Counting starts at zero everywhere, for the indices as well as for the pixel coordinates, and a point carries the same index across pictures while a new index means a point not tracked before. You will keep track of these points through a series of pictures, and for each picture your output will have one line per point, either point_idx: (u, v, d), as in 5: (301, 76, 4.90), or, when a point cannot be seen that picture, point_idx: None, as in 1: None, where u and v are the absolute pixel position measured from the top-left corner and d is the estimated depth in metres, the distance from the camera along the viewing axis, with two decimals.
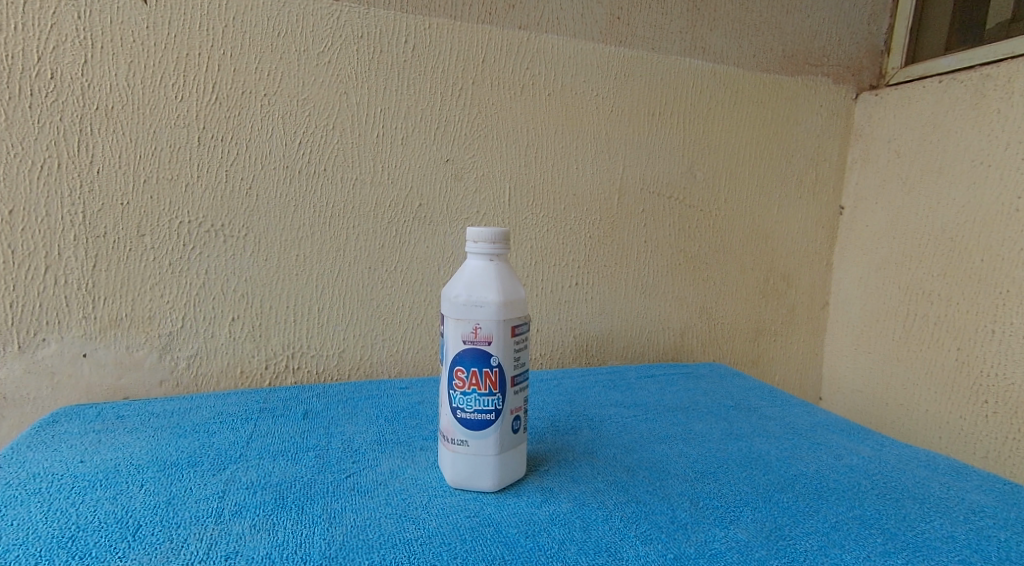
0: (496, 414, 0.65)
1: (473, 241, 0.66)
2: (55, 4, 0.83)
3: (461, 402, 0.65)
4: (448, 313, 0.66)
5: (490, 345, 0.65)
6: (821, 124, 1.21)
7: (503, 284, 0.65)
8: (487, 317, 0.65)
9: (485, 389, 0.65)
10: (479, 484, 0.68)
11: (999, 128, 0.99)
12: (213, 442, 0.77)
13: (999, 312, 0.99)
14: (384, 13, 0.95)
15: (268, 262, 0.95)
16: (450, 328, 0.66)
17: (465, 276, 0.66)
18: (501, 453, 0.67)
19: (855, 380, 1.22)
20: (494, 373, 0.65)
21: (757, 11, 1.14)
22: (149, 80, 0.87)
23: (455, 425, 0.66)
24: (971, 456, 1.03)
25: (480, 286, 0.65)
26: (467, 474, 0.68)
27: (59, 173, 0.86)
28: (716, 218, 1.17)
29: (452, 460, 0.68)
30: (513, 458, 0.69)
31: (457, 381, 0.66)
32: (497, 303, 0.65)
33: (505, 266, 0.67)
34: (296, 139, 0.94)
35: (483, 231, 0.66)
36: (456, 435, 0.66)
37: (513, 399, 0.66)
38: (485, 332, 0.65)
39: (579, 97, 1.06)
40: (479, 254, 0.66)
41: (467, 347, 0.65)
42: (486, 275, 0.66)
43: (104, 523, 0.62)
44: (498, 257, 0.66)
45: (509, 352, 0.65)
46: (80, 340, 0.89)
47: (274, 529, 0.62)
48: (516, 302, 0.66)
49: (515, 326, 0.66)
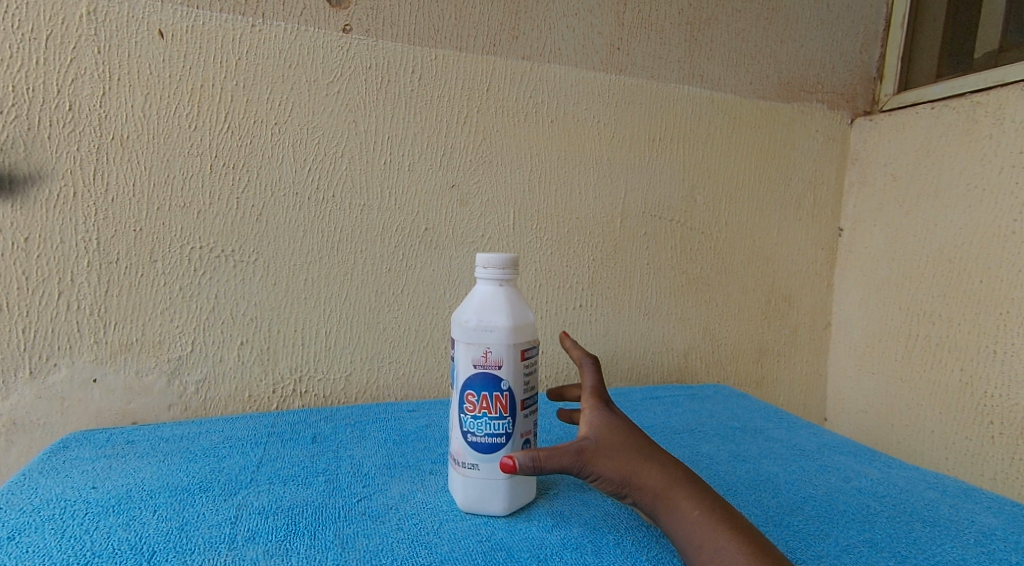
0: (506, 437, 0.66)
1: (482, 266, 0.67)
2: (74, 38, 0.85)
3: (472, 426, 0.66)
4: (458, 337, 0.67)
5: (500, 368, 0.66)
6: (818, 149, 1.24)
7: (512, 309, 0.66)
8: (497, 341, 0.65)
9: (495, 412, 0.66)
10: (490, 508, 0.69)
11: (992, 153, 1.01)
12: (223, 467, 0.78)
13: (1001, 333, 1.01)
14: (392, 45, 0.98)
15: (277, 286, 0.96)
16: (460, 352, 0.67)
17: (475, 301, 0.67)
18: (511, 477, 0.68)
19: (859, 402, 1.23)
20: (504, 396, 0.66)
21: (753, 41, 1.18)
22: (164, 110, 0.89)
23: (466, 448, 0.67)
24: (978, 477, 1.04)
25: (489, 311, 0.66)
26: (477, 499, 0.69)
27: (74, 202, 0.87)
28: (717, 241, 1.19)
29: (462, 484, 0.69)
30: (523, 482, 0.70)
31: (467, 405, 0.66)
32: (507, 328, 0.66)
33: (514, 290, 0.68)
34: (306, 166, 0.96)
35: (491, 257, 0.66)
36: (467, 458, 0.67)
37: (522, 422, 0.67)
38: (496, 356, 0.66)
39: (581, 124, 1.08)
40: (488, 278, 0.67)
41: (478, 371, 0.66)
42: (496, 299, 0.67)
43: (118, 551, 0.62)
44: (508, 281, 0.67)
45: (519, 375, 0.66)
46: (91, 365, 0.90)
47: (288, 555, 0.63)
48: (525, 326, 0.67)
49: (524, 350, 0.67)
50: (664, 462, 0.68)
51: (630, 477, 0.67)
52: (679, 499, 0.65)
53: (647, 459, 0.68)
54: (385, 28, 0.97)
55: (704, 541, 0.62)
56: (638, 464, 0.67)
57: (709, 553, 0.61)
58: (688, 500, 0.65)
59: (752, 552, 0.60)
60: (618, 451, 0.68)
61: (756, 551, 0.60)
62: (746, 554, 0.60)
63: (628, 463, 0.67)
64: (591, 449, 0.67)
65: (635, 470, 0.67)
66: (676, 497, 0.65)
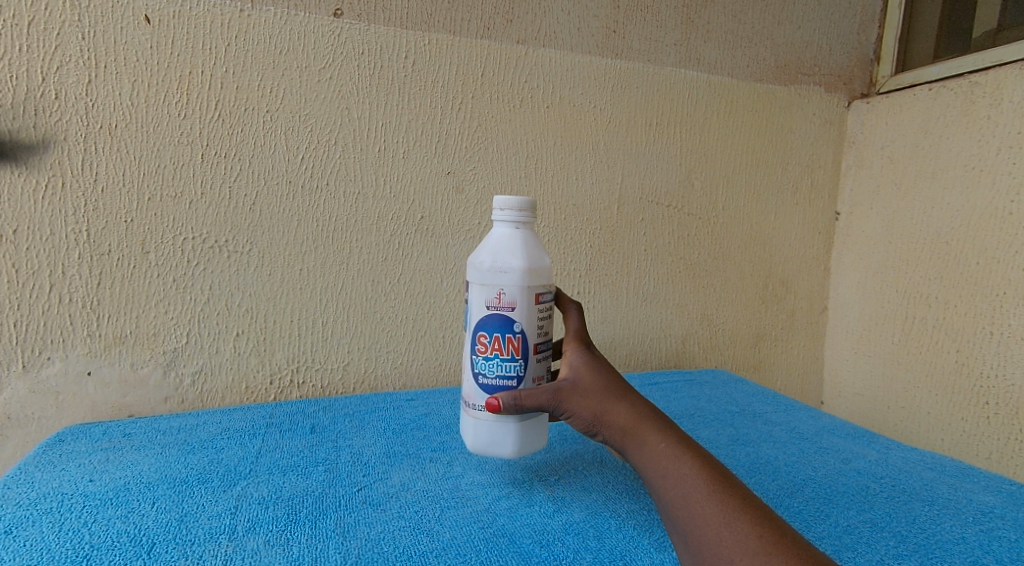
0: (518, 380, 0.66)
1: (500, 208, 0.66)
2: (60, 26, 0.84)
3: (484, 367, 0.66)
4: (473, 278, 0.66)
5: (514, 311, 0.65)
6: (815, 132, 1.23)
7: (527, 252, 0.65)
8: (511, 283, 0.65)
9: (507, 354, 0.65)
10: (499, 451, 0.66)
11: (990, 133, 1.01)
12: (222, 458, 0.77)
13: (997, 313, 1.01)
14: (384, 30, 0.96)
15: (272, 276, 0.95)
16: (474, 294, 0.66)
17: (491, 243, 0.66)
18: (523, 420, 0.67)
19: (856, 384, 1.23)
20: (517, 339, 0.65)
21: (749, 23, 1.16)
22: (152, 99, 0.88)
23: (476, 391, 0.67)
24: (973, 457, 1.04)
25: (504, 253, 0.65)
26: (488, 440, 0.66)
27: (63, 192, 0.86)
28: (715, 226, 1.18)
29: (473, 426, 0.67)
30: (534, 427, 0.68)
31: (480, 346, 0.66)
32: (521, 270, 0.65)
33: (531, 234, 0.67)
34: (299, 155, 0.94)
35: (509, 199, 0.66)
36: (477, 401, 0.67)
37: (535, 366, 0.67)
38: (509, 298, 0.65)
39: (578, 109, 1.07)
40: (505, 221, 0.66)
41: (491, 313, 0.65)
42: (512, 242, 0.66)
43: (117, 543, 0.61)
44: (525, 225, 0.66)
45: (532, 319, 0.66)
46: (85, 358, 0.89)
47: (289, 544, 0.62)
48: (541, 270, 0.66)
49: (539, 294, 0.66)
50: (635, 399, 0.67)
51: (601, 414, 0.66)
52: (647, 434, 0.64)
53: (620, 397, 0.67)
54: (377, 13, 0.96)
55: (670, 472, 0.61)
56: (610, 400, 0.66)
57: (675, 483, 0.61)
58: (658, 435, 0.64)
59: (715, 481, 0.60)
60: (592, 388, 0.67)
61: (720, 480, 0.60)
62: (709, 482, 0.60)
63: (600, 400, 0.66)
64: (567, 387, 0.66)
65: (606, 407, 0.66)
66: (645, 432, 0.65)
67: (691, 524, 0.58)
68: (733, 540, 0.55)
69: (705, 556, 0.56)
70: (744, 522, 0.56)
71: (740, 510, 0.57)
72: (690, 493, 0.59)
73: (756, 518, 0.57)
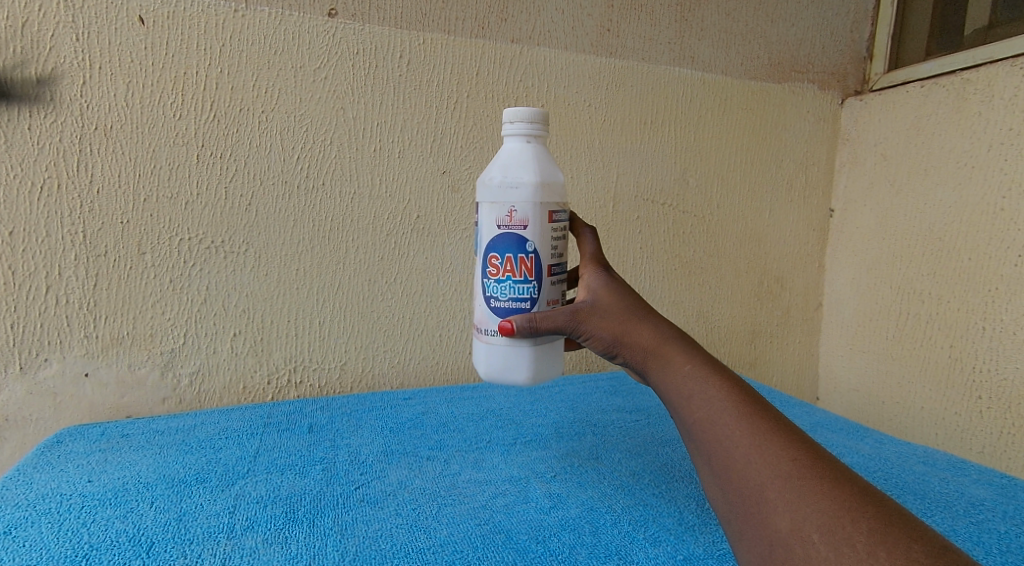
0: (532, 302, 0.63)
1: (510, 121, 0.63)
2: (53, 27, 0.83)
3: (495, 291, 0.63)
4: (483, 197, 0.63)
5: (526, 228, 0.62)
6: (809, 129, 1.24)
7: (539, 166, 0.62)
8: (523, 198, 0.61)
9: (520, 276, 0.62)
10: (512, 377, 0.63)
11: (981, 129, 1.01)
12: (220, 458, 0.78)
13: (990, 309, 1.01)
14: (379, 29, 0.96)
15: (268, 277, 0.96)
16: (485, 213, 0.63)
17: (502, 159, 0.63)
18: (538, 344, 0.64)
19: (851, 380, 1.24)
20: (530, 259, 0.62)
21: (743, 20, 1.17)
22: (148, 100, 0.88)
23: (488, 315, 0.64)
24: (967, 451, 1.05)
25: (516, 167, 0.62)
26: (501, 365, 0.63)
27: (58, 194, 0.86)
28: (709, 223, 1.19)
29: (485, 352, 0.64)
30: (549, 354, 0.65)
31: (491, 268, 0.63)
32: (533, 184, 0.61)
33: (543, 148, 0.64)
34: (295, 155, 0.95)
35: (520, 110, 0.62)
36: (489, 325, 0.64)
37: (549, 290, 0.64)
38: (521, 215, 0.62)
39: (572, 107, 1.08)
40: (516, 134, 0.63)
41: (503, 232, 0.62)
42: (523, 156, 0.62)
43: (116, 542, 0.61)
44: (536, 138, 0.63)
45: (546, 237, 0.62)
46: (82, 359, 0.89)
47: (287, 542, 0.62)
48: (554, 185, 0.63)
49: (552, 211, 0.63)
50: (659, 319, 0.63)
51: (622, 335, 0.62)
52: (672, 354, 0.61)
53: (642, 317, 0.63)
54: (372, 12, 0.96)
55: (695, 394, 0.58)
56: (631, 321, 0.63)
57: (700, 406, 0.57)
58: (684, 356, 0.60)
59: (745, 403, 0.56)
60: (612, 308, 0.63)
61: (750, 402, 0.56)
62: (738, 403, 0.56)
63: (621, 321, 0.63)
64: (585, 308, 0.63)
65: (628, 328, 0.62)
66: (669, 353, 0.61)
67: (718, 447, 0.54)
68: (763, 461, 0.52)
69: (732, 478, 0.53)
70: (776, 444, 0.52)
71: (771, 431, 0.53)
72: (717, 416, 0.56)
73: (788, 440, 0.53)
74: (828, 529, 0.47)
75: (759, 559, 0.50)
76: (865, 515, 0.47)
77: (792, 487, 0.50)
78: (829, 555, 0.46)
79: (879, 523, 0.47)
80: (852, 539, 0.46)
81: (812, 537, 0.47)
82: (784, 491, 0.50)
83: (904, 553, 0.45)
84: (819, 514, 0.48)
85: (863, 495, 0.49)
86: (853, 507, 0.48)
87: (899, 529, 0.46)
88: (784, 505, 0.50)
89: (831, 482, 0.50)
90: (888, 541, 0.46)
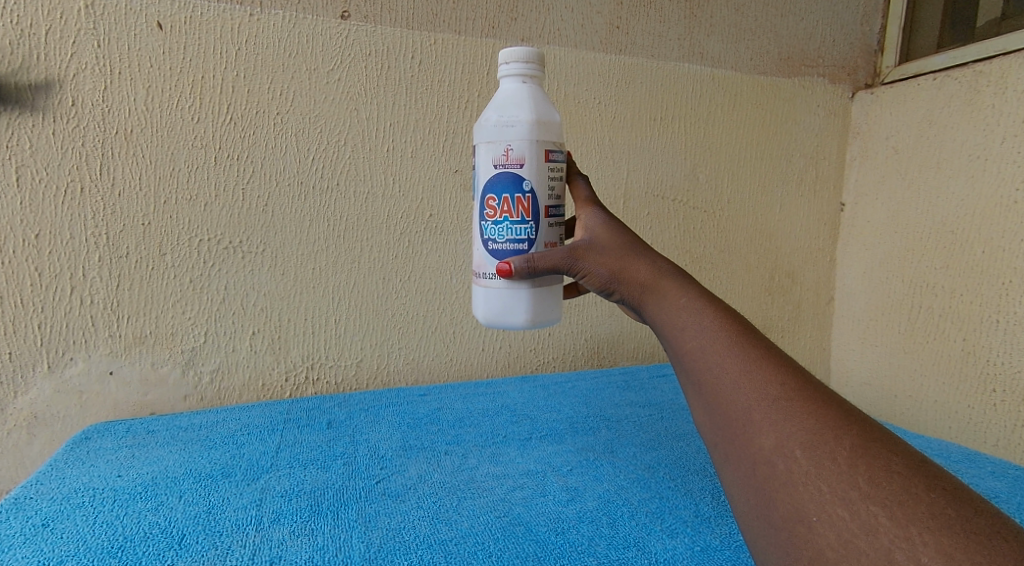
0: (529, 243, 0.64)
1: (506, 62, 0.63)
2: (75, 34, 0.85)
3: (493, 233, 0.64)
4: (481, 138, 0.64)
5: (522, 167, 0.62)
6: (819, 123, 1.24)
7: (535, 105, 0.63)
8: (519, 137, 0.62)
9: (517, 217, 0.63)
10: (511, 320, 0.65)
11: (994, 122, 1.01)
12: (243, 453, 0.80)
13: (1003, 302, 1.01)
14: (391, 31, 0.97)
15: (285, 276, 0.98)
16: (483, 154, 0.64)
17: (499, 100, 0.64)
18: (535, 287, 0.65)
19: (863, 373, 1.25)
20: (527, 199, 0.63)
21: (752, 15, 1.17)
22: (166, 104, 0.90)
23: (487, 258, 0.65)
24: (980, 444, 1.05)
25: (512, 107, 0.63)
26: (500, 309, 0.65)
27: (82, 197, 0.88)
28: (719, 218, 1.20)
29: (484, 296, 0.66)
30: (547, 298, 0.66)
31: (489, 210, 0.64)
32: (530, 122, 0.62)
33: (539, 89, 0.64)
34: (310, 156, 0.96)
35: (515, 50, 0.63)
36: (488, 269, 0.65)
37: (546, 231, 0.64)
38: (517, 154, 0.62)
39: (583, 105, 1.08)
40: (512, 75, 0.64)
41: (499, 171, 0.63)
42: (519, 95, 0.63)
43: (149, 534, 0.63)
44: (531, 79, 0.64)
45: (542, 176, 0.63)
46: (106, 358, 0.92)
47: (313, 534, 0.64)
48: (550, 124, 0.63)
49: (548, 151, 0.63)
50: (657, 256, 0.62)
51: (618, 271, 0.62)
52: (667, 288, 0.59)
53: (639, 253, 0.62)
54: (383, 14, 0.97)
55: (689, 324, 0.55)
56: (629, 257, 0.62)
57: (693, 335, 0.55)
58: (679, 289, 0.59)
59: (738, 331, 0.53)
60: (609, 245, 0.63)
61: (743, 330, 0.53)
62: (732, 332, 0.53)
63: (619, 256, 0.62)
64: (583, 245, 0.63)
65: (624, 264, 0.62)
66: (664, 286, 0.60)
67: (708, 374, 0.52)
68: (750, 386, 0.49)
69: (719, 403, 0.50)
70: (765, 367, 0.50)
71: (761, 356, 0.51)
72: (708, 344, 0.53)
73: (778, 364, 0.50)
74: (811, 444, 0.45)
75: (744, 481, 0.48)
76: (849, 432, 0.45)
77: (778, 408, 0.47)
78: (810, 469, 0.44)
79: (862, 439, 0.44)
80: (834, 452, 0.44)
81: (795, 453, 0.45)
82: (769, 411, 0.47)
83: (884, 465, 0.43)
84: (802, 431, 0.46)
85: (850, 415, 0.46)
86: (838, 424, 0.45)
87: (880, 443, 0.44)
88: (768, 423, 0.47)
89: (818, 403, 0.47)
90: (871, 454, 0.44)
